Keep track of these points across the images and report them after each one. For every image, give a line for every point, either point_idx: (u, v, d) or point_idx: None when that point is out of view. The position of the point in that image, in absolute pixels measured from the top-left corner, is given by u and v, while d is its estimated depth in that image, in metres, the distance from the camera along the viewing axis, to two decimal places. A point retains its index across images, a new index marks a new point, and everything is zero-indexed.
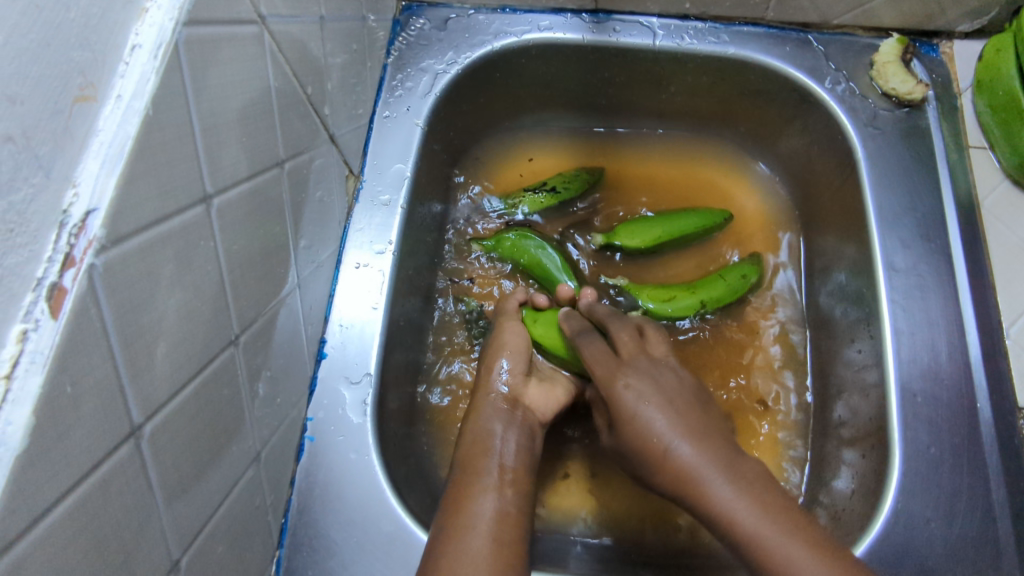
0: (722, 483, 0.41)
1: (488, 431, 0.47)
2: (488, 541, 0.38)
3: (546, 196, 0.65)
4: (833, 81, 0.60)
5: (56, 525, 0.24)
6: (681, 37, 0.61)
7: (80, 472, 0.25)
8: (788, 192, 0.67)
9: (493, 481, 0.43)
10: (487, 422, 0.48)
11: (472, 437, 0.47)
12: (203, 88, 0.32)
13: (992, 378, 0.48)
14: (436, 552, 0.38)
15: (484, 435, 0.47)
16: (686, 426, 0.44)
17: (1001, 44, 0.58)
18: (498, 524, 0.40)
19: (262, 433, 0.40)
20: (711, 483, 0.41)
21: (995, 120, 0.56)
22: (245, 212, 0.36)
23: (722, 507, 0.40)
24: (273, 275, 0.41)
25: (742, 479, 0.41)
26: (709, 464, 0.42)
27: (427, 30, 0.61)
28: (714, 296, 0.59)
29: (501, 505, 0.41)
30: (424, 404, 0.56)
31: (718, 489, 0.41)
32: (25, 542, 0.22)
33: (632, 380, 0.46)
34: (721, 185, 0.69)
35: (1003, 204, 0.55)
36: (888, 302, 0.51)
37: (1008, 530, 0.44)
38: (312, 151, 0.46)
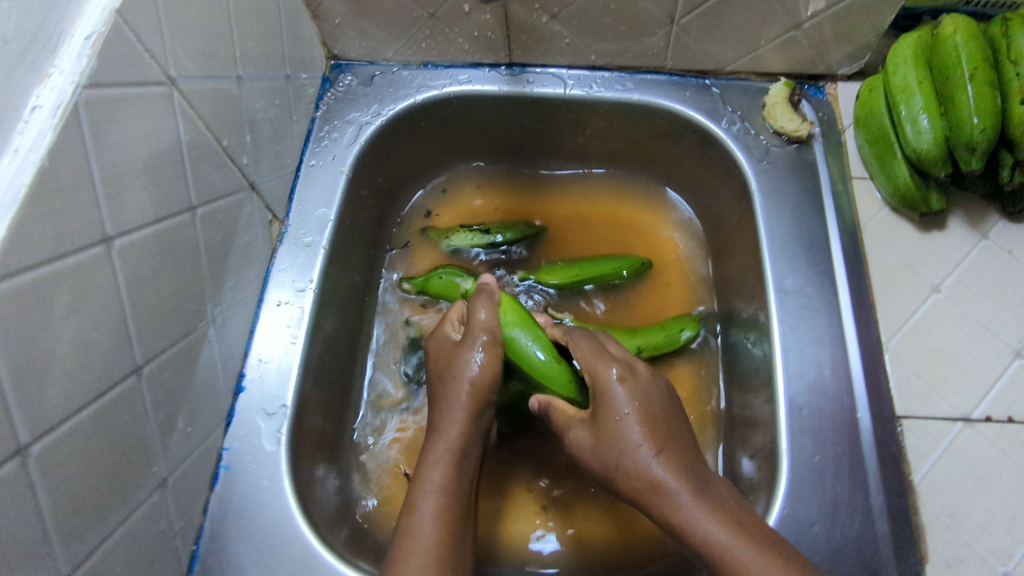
0: (690, 508, 0.42)
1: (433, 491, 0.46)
2: None
3: (479, 239, 0.69)
4: (729, 121, 0.65)
5: None
6: (589, 85, 0.67)
7: None
8: (701, 224, 0.71)
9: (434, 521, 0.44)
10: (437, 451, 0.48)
11: (417, 486, 0.47)
12: (104, 141, 0.35)
13: (871, 390, 0.51)
14: None
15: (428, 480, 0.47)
16: (660, 463, 0.44)
17: (873, 83, 0.63)
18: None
19: (171, 460, 0.43)
20: (678, 499, 0.42)
21: (873, 152, 0.61)
22: (151, 252, 0.40)
23: (694, 525, 0.41)
24: (185, 312, 0.44)
25: (714, 505, 0.42)
26: (694, 507, 0.42)
27: (354, 86, 0.66)
28: (653, 344, 0.62)
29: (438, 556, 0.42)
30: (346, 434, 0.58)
31: (692, 509, 0.42)
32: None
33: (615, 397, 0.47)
34: (644, 218, 0.74)
35: (884, 228, 0.59)
36: (779, 322, 0.55)
37: (886, 533, 0.47)
38: (230, 196, 0.50)
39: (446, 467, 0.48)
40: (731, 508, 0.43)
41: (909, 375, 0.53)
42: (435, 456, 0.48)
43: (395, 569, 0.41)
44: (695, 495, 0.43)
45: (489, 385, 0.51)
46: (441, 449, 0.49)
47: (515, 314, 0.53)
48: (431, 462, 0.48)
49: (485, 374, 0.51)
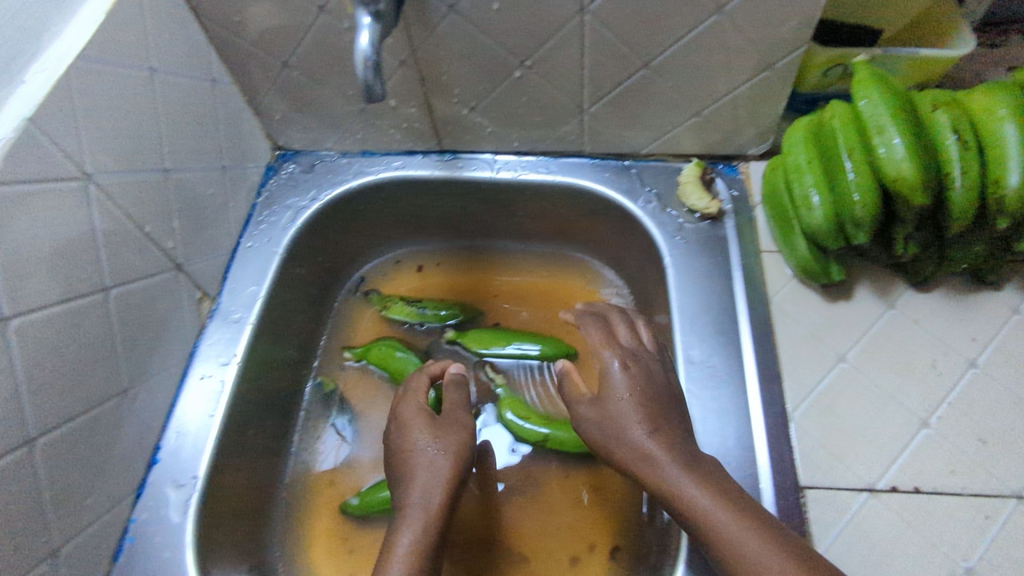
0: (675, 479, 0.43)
1: (414, 528, 0.47)
2: None
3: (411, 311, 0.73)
4: (645, 200, 0.69)
5: None
6: (516, 169, 0.72)
7: None
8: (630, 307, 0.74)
9: (415, 510, 0.49)
10: (422, 441, 0.54)
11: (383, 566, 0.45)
12: (3, 230, 0.39)
13: (774, 458, 0.52)
14: None
15: (397, 552, 0.46)
16: (648, 408, 0.47)
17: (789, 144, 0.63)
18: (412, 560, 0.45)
19: (67, 531, 0.44)
20: (662, 470, 0.44)
21: (779, 227, 0.63)
22: (53, 331, 0.43)
23: (683, 493, 0.42)
24: (93, 385, 0.47)
25: (708, 488, 0.42)
26: (672, 470, 0.44)
27: (296, 173, 0.72)
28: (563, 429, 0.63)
29: (418, 542, 0.46)
30: (273, 497, 0.62)
31: (667, 462, 0.44)
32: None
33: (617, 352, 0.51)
34: (570, 290, 0.77)
35: (790, 299, 0.61)
36: (686, 393, 0.57)
37: None
38: (155, 277, 0.53)
39: (416, 470, 0.52)
40: (735, 494, 0.42)
41: (810, 449, 0.52)
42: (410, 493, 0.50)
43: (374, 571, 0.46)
44: (633, 420, 0.47)
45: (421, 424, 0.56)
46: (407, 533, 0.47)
47: (883, 76, 0.56)
48: (415, 492, 0.50)
49: (447, 439, 0.55)
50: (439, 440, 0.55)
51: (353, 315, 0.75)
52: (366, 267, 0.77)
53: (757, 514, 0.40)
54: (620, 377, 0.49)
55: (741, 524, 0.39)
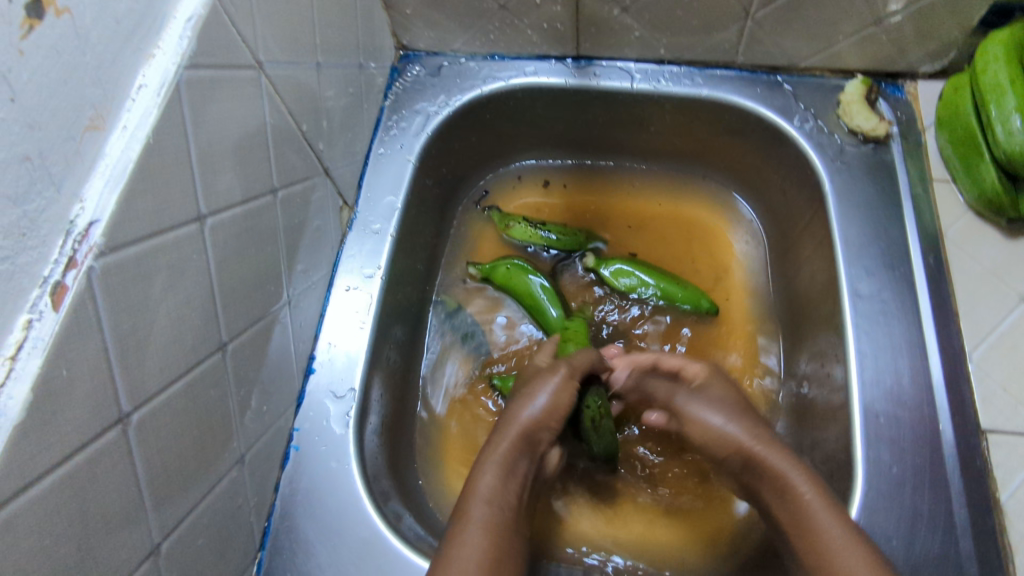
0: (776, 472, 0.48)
1: (493, 469, 0.48)
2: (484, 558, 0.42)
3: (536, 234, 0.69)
4: (801, 118, 0.63)
5: (72, 473, 0.28)
6: (657, 80, 0.66)
7: (97, 428, 0.30)
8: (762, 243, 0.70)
9: (489, 487, 0.47)
10: (535, 397, 0.53)
11: (465, 507, 0.46)
12: (200, 119, 0.36)
13: (953, 400, 0.50)
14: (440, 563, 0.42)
15: (478, 492, 0.47)
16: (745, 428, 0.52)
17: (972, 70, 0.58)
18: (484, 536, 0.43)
19: (249, 436, 0.44)
20: (798, 485, 0.46)
21: (956, 154, 0.58)
22: (237, 231, 0.41)
23: (801, 489, 0.46)
24: (265, 291, 0.45)
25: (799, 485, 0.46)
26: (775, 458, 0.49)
27: (422, 76, 0.67)
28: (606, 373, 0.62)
29: (490, 518, 0.45)
30: (410, 410, 0.60)
31: (784, 463, 0.48)
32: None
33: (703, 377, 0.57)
34: (706, 236, 0.72)
35: (966, 233, 0.57)
36: (853, 327, 0.54)
37: (971, 550, 0.45)
38: (307, 182, 0.51)
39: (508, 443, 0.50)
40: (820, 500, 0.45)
41: (990, 390, 0.51)
42: (490, 463, 0.49)
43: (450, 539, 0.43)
44: (732, 422, 0.53)
45: (562, 400, 0.53)
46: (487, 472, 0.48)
47: None
48: (487, 468, 0.48)
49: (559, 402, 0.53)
50: (557, 409, 0.53)
51: (472, 230, 0.72)
52: (483, 182, 0.74)
53: (854, 528, 0.43)
54: (715, 398, 0.55)
55: (830, 515, 0.44)
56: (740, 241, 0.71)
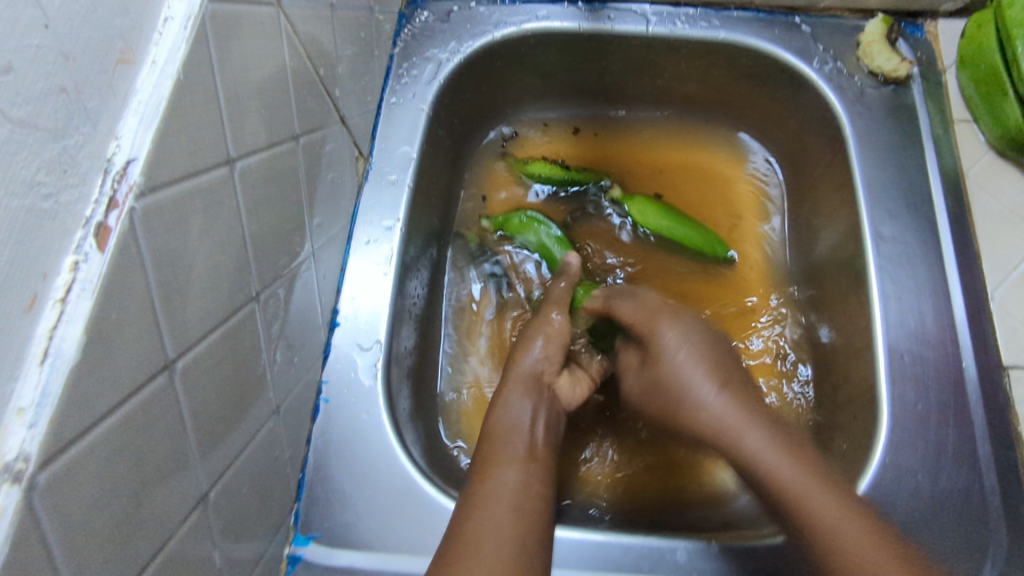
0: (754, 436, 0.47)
1: (516, 399, 0.49)
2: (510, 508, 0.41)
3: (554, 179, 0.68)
4: (820, 61, 0.62)
5: (128, 418, 0.28)
6: (673, 23, 0.64)
7: (149, 373, 0.29)
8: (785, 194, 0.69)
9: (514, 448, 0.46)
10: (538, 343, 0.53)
11: (499, 433, 0.47)
12: (225, 58, 0.34)
13: (975, 338, 0.51)
14: (463, 509, 0.41)
15: (501, 424, 0.48)
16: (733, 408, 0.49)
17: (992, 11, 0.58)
18: (519, 491, 0.42)
19: (281, 389, 0.44)
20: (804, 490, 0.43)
21: (978, 92, 0.58)
22: (264, 177, 0.39)
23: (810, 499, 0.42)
24: (290, 242, 0.44)
25: (777, 438, 0.46)
26: (740, 418, 0.48)
27: (431, 21, 0.64)
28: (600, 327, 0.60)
29: (522, 476, 0.44)
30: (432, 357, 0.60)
31: (775, 454, 0.45)
32: (44, 477, 0.24)
33: (674, 331, 0.53)
34: (740, 195, 0.70)
35: (987, 174, 0.57)
36: (875, 269, 0.54)
37: (993, 480, 0.47)
38: (324, 130, 0.49)
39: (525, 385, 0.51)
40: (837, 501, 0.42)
41: (1012, 327, 0.52)
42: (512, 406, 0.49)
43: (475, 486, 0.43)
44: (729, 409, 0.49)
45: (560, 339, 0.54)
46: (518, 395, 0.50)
47: None
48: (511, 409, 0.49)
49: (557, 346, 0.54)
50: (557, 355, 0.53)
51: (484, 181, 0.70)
52: (493, 131, 0.71)
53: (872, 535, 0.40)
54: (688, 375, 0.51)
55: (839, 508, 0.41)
56: (755, 192, 0.70)
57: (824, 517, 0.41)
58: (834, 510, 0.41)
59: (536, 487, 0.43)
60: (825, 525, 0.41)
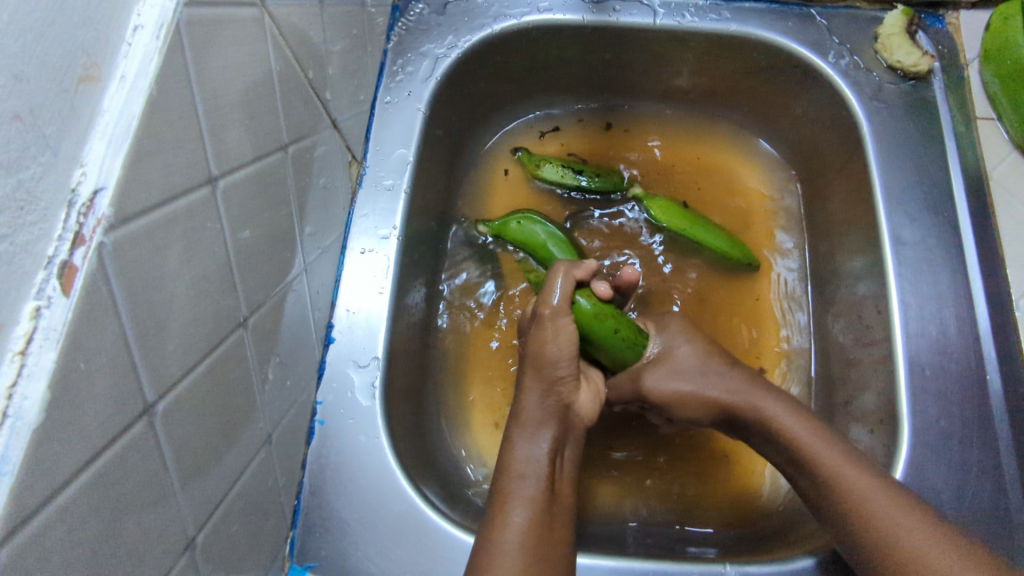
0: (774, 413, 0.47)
1: (528, 432, 0.46)
2: (528, 557, 0.39)
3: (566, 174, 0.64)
4: (836, 55, 0.59)
5: (100, 474, 0.26)
6: (681, 15, 0.60)
7: (125, 421, 0.27)
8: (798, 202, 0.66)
9: (531, 492, 0.43)
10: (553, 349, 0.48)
11: (519, 466, 0.44)
12: (204, 68, 0.31)
13: (1000, 350, 0.49)
14: (481, 558, 0.39)
15: (513, 462, 0.45)
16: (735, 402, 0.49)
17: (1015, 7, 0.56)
18: (536, 538, 0.40)
19: (273, 415, 0.41)
20: (847, 478, 0.43)
21: (1002, 89, 0.56)
22: (250, 193, 0.37)
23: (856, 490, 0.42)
24: (280, 259, 0.41)
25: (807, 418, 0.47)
26: (755, 391, 0.49)
27: (426, 14, 0.60)
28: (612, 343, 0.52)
29: (538, 517, 0.41)
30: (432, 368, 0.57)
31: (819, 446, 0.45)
32: (5, 553, 0.21)
33: (661, 339, 0.53)
34: (749, 194, 0.67)
35: (1012, 175, 0.55)
36: (895, 277, 0.52)
37: (1018, 499, 0.45)
38: (315, 136, 0.46)
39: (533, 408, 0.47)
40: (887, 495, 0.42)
41: None
42: (524, 438, 0.46)
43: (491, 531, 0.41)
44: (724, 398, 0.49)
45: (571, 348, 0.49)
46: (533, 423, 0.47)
47: None
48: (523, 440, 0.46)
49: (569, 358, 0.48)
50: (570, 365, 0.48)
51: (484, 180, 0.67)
52: (491, 128, 0.68)
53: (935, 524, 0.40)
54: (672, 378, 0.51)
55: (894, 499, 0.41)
56: (765, 191, 0.67)
57: (883, 526, 0.41)
58: (875, 486, 0.42)
59: (552, 525, 0.42)
60: (879, 534, 0.41)
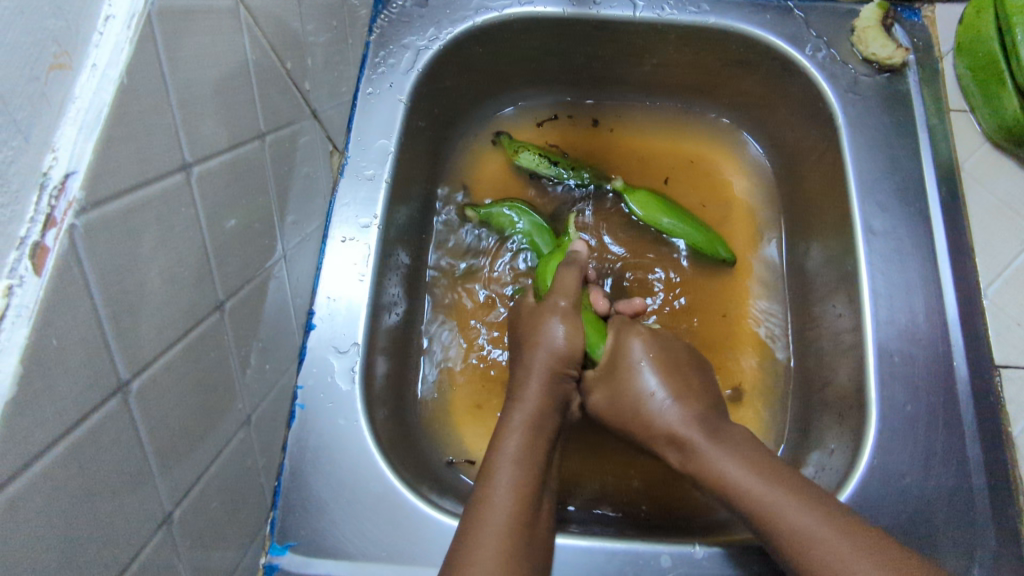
0: (711, 449, 0.45)
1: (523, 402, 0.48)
2: (511, 519, 0.41)
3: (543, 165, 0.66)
4: (813, 47, 0.60)
5: (73, 447, 0.27)
6: (661, 8, 0.61)
7: (99, 397, 0.28)
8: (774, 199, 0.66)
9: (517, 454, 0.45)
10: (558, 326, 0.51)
11: (521, 461, 0.45)
12: (177, 58, 0.32)
13: (967, 337, 0.50)
14: (466, 524, 0.41)
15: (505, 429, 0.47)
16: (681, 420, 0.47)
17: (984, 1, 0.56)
18: (519, 499, 0.42)
19: (252, 398, 0.42)
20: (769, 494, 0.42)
21: (975, 82, 0.57)
22: (226, 181, 0.37)
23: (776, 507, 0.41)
24: (259, 246, 0.42)
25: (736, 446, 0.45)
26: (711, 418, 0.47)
27: (408, 6, 0.61)
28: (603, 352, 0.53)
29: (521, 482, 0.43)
30: (414, 355, 0.58)
31: (717, 457, 0.44)
32: None
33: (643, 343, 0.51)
34: (730, 187, 0.68)
35: (983, 166, 0.56)
36: (867, 266, 0.53)
37: (981, 481, 0.46)
38: (295, 126, 0.47)
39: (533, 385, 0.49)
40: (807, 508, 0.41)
41: (1006, 324, 0.52)
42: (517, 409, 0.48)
43: (474, 502, 0.43)
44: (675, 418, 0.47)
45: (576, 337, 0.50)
46: (519, 414, 0.47)
47: None
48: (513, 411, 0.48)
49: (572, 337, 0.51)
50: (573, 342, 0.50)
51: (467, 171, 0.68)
52: (475, 119, 0.69)
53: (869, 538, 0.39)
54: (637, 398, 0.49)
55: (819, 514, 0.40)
56: (746, 183, 0.68)
57: (787, 524, 0.40)
58: (805, 510, 0.40)
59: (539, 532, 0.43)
60: (784, 529, 0.40)
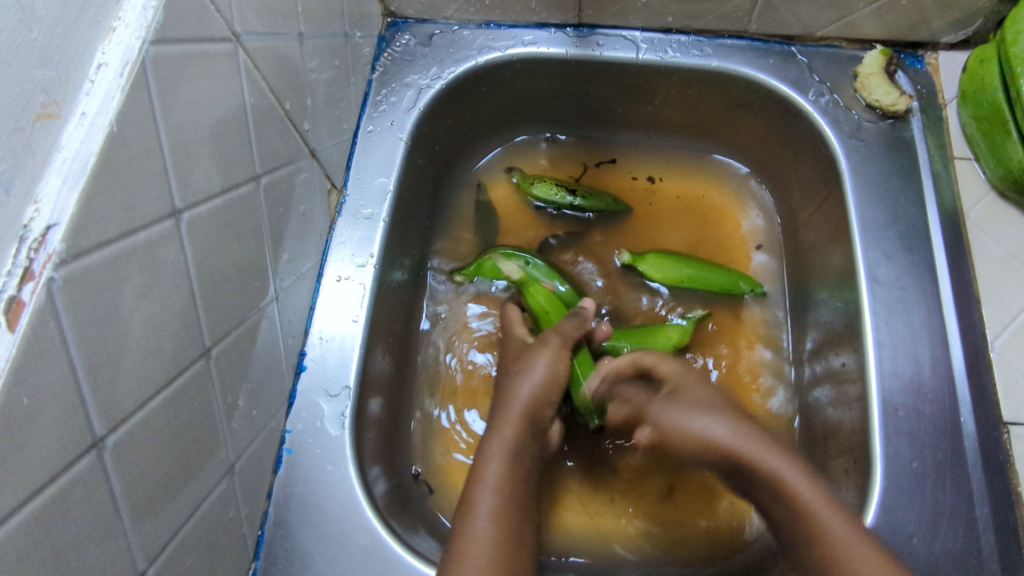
0: (777, 458, 0.47)
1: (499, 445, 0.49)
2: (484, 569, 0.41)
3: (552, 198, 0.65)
4: (816, 92, 0.59)
5: (41, 509, 0.25)
6: (664, 50, 0.61)
7: (72, 455, 0.27)
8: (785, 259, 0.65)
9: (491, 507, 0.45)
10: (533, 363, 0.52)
11: (470, 493, 0.47)
12: (172, 103, 0.32)
13: (975, 392, 0.49)
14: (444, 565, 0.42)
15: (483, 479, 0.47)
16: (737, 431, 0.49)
17: (984, 53, 0.57)
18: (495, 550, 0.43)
19: (238, 445, 0.41)
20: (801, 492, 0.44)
21: (979, 130, 0.56)
22: (218, 226, 0.37)
23: (821, 518, 0.43)
24: (250, 288, 0.41)
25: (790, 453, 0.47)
26: (758, 441, 0.48)
27: (412, 46, 0.61)
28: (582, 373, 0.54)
29: (496, 532, 0.44)
30: (406, 397, 0.57)
31: (779, 461, 0.47)
32: None
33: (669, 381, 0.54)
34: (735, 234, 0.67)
35: (987, 216, 0.55)
36: (871, 316, 0.52)
37: (992, 546, 0.44)
38: (292, 165, 0.47)
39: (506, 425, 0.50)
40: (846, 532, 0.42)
41: (1013, 378, 0.51)
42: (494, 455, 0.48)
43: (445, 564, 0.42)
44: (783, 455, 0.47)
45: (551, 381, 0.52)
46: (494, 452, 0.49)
47: None
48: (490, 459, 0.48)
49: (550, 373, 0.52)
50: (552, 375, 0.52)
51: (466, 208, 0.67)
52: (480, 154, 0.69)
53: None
54: (702, 399, 0.52)
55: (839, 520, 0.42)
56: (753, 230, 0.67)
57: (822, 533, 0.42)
58: (842, 520, 0.42)
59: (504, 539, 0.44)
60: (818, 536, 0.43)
